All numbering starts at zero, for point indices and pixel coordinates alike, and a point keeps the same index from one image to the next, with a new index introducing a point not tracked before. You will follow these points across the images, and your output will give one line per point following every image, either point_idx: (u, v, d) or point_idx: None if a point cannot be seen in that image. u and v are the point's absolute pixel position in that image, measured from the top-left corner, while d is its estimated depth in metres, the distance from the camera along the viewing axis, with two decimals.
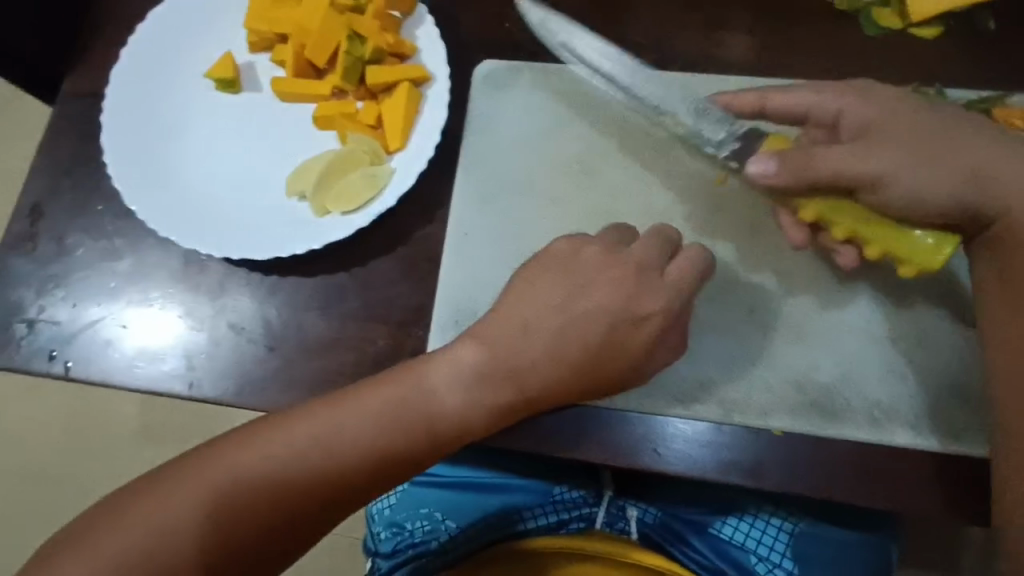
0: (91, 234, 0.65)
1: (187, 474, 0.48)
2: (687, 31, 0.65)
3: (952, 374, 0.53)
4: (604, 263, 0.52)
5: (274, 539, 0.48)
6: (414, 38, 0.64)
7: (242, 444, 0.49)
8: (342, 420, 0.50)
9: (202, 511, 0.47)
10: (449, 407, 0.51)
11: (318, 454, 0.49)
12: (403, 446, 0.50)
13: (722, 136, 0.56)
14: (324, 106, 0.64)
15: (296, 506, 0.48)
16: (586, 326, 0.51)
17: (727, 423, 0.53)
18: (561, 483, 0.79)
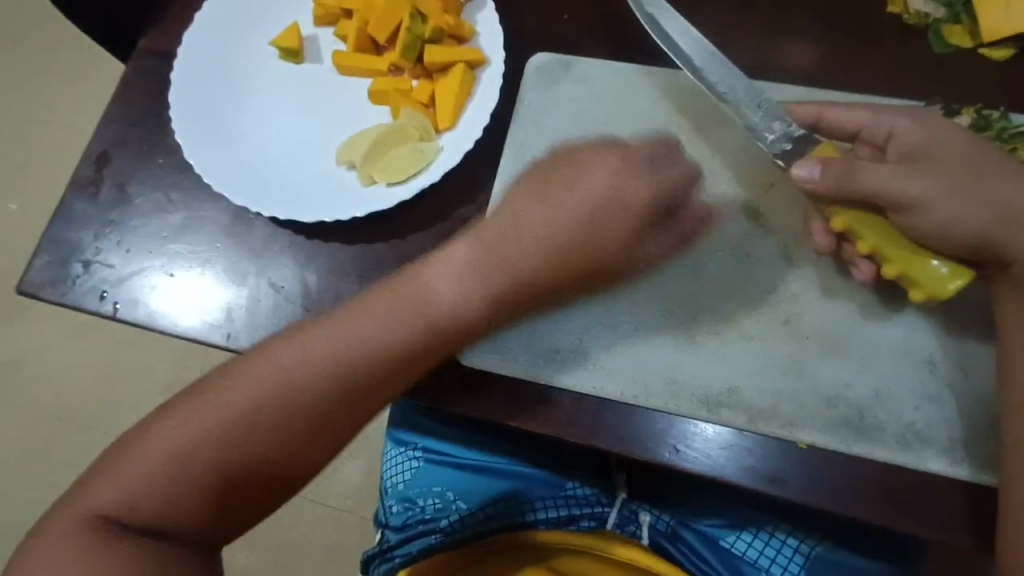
0: (150, 185, 0.68)
1: (207, 394, 0.51)
2: (750, 35, 0.65)
3: (993, 404, 0.51)
4: (592, 176, 0.54)
5: (292, 445, 0.51)
6: (474, 22, 0.66)
7: (254, 361, 0.52)
8: (347, 328, 0.51)
9: (220, 423, 0.50)
10: (449, 301, 0.52)
11: (329, 364, 0.51)
12: (405, 346, 0.52)
13: (776, 136, 0.56)
14: (379, 81, 0.65)
15: (310, 412, 0.51)
16: (583, 208, 0.54)
17: (751, 430, 0.52)
18: (574, 478, 0.81)
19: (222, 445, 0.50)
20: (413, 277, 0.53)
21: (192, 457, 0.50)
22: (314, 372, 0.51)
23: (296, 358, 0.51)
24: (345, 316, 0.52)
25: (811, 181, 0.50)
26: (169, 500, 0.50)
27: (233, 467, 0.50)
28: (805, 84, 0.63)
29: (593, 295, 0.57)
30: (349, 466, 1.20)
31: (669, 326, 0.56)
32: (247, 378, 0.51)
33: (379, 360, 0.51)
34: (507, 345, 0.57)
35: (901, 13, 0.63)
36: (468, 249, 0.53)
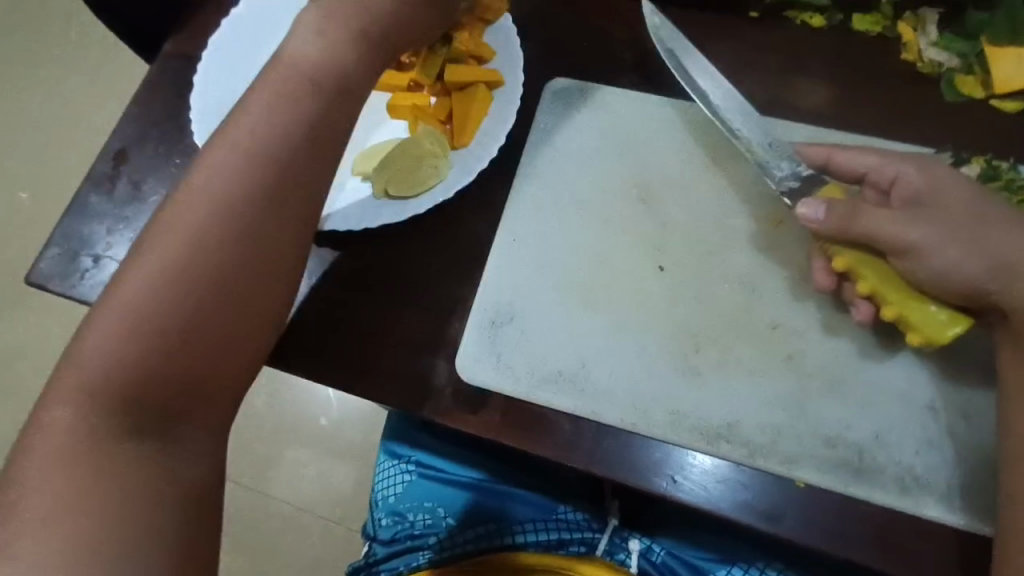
0: (165, 184, 0.69)
1: (130, 273, 0.47)
2: (764, 73, 0.66)
3: (993, 455, 0.51)
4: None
5: (217, 292, 0.47)
6: (495, 43, 0.66)
7: (163, 220, 0.48)
8: (236, 151, 0.50)
9: (154, 289, 0.46)
10: (312, 58, 0.52)
11: (226, 200, 0.48)
12: (305, 112, 0.51)
13: (786, 173, 0.57)
14: (398, 96, 0.66)
15: (222, 250, 0.48)
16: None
17: (750, 465, 0.52)
18: (567, 503, 0.81)
19: (165, 308, 0.46)
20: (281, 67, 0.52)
21: (139, 331, 0.46)
22: (232, 195, 0.48)
23: (200, 192, 0.48)
24: (222, 142, 0.50)
25: (815, 221, 0.52)
26: (131, 389, 0.45)
27: (169, 348, 0.46)
28: (816, 124, 0.63)
29: (598, 321, 0.58)
30: (338, 477, 1.19)
31: (671, 355, 0.56)
32: (165, 238, 0.48)
33: (298, 151, 0.51)
34: (510, 366, 0.57)
35: (915, 61, 0.64)
36: (318, 15, 0.53)
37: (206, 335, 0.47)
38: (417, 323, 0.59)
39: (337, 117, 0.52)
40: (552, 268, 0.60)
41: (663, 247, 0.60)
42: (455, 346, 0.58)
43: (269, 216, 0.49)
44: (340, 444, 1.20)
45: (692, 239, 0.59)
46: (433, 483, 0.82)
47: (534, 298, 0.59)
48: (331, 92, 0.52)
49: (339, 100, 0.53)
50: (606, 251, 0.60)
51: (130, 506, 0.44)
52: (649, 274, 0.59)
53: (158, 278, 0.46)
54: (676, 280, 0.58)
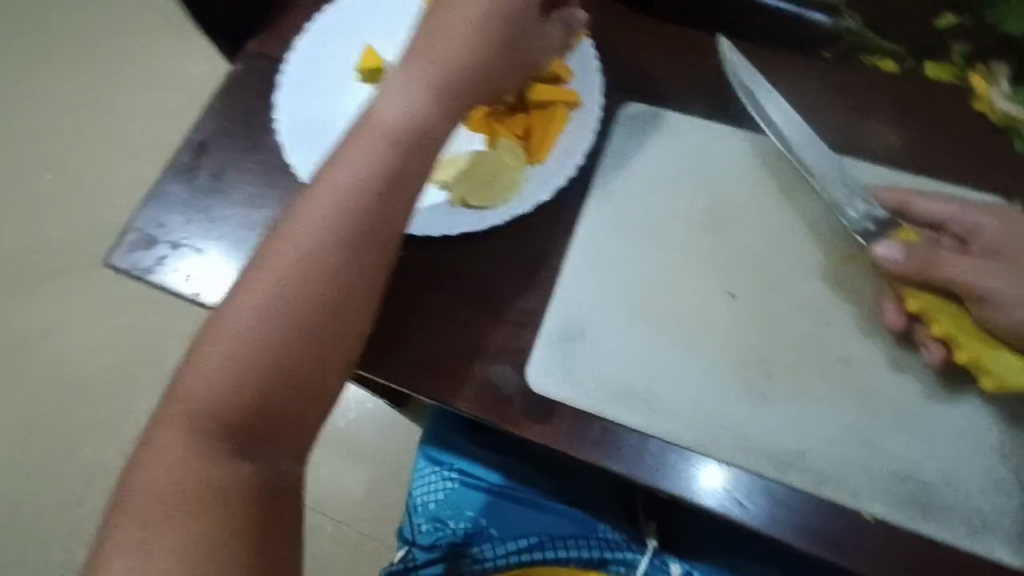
0: (243, 179, 0.70)
1: (230, 313, 0.49)
2: (837, 112, 0.67)
3: None
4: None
5: (313, 342, 0.49)
6: (573, 63, 0.67)
7: (263, 261, 0.50)
8: (333, 198, 0.52)
9: (255, 331, 0.48)
10: (401, 113, 0.54)
11: (319, 254, 0.50)
12: (397, 165, 0.53)
13: (860, 213, 0.58)
14: (477, 110, 0.67)
15: (316, 302, 0.50)
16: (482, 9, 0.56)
17: (818, 495, 0.53)
18: (606, 521, 0.82)
19: (263, 361, 0.48)
20: (374, 119, 0.54)
21: (240, 372, 0.47)
22: (329, 241, 0.51)
23: (299, 238, 0.50)
24: (317, 192, 0.52)
25: (892, 260, 0.52)
26: (231, 437, 0.47)
27: (268, 399, 0.48)
28: (887, 166, 0.65)
29: (669, 342, 0.59)
30: (348, 480, 1.24)
31: (742, 381, 0.57)
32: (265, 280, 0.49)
33: (390, 200, 0.53)
34: (581, 380, 0.58)
35: (986, 112, 0.65)
36: (407, 73, 0.55)
37: (302, 374, 0.49)
38: (490, 332, 0.60)
39: (422, 168, 0.55)
40: (625, 289, 0.61)
41: (736, 274, 0.61)
42: (526, 359, 0.59)
43: (361, 261, 0.51)
44: (357, 448, 1.25)
45: (764, 270, 0.61)
46: (476, 492, 0.82)
47: (605, 316, 0.60)
48: (418, 143, 0.54)
49: (426, 152, 0.55)
50: (678, 277, 0.61)
51: (234, 525, 0.46)
52: (721, 300, 0.60)
53: (257, 332, 0.48)
54: (748, 306, 0.59)
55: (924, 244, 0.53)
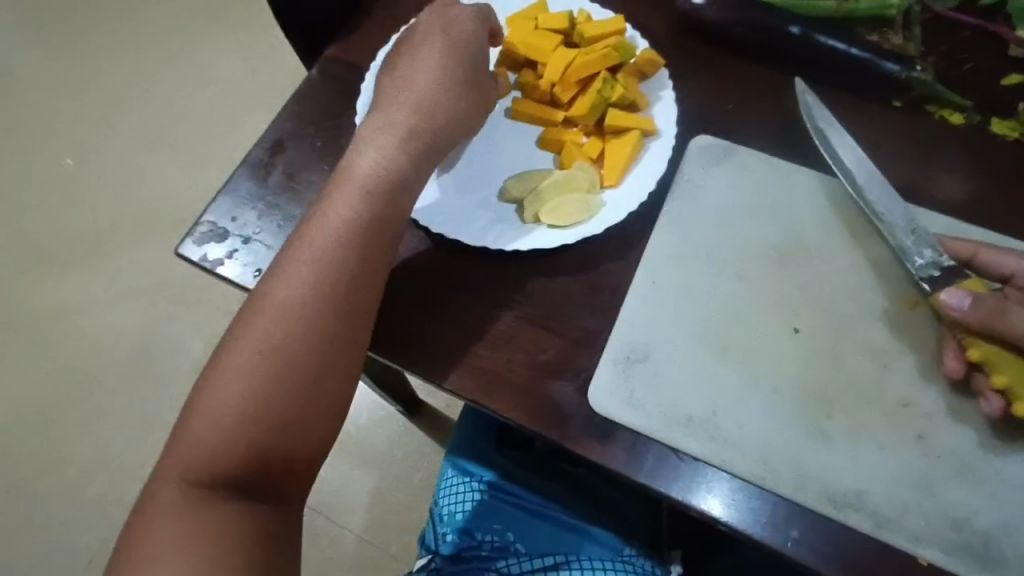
0: (316, 180, 0.72)
1: (222, 369, 0.54)
2: (899, 162, 0.69)
3: None
4: (426, 52, 0.67)
5: (299, 387, 0.54)
6: (652, 96, 0.70)
7: (249, 318, 0.56)
8: (312, 256, 0.57)
9: (245, 384, 0.53)
10: (374, 162, 0.61)
11: (303, 309, 0.55)
12: (365, 218, 0.59)
13: (924, 262, 0.59)
14: (553, 130, 0.70)
15: (300, 352, 0.55)
16: (423, 85, 0.65)
17: (874, 536, 0.53)
18: (632, 545, 0.81)
19: (253, 407, 0.53)
20: (344, 181, 0.60)
21: (236, 418, 0.53)
22: (309, 296, 0.56)
23: (284, 294, 0.56)
24: (301, 248, 0.58)
25: (958, 311, 0.52)
26: (228, 476, 0.53)
27: (259, 441, 0.53)
28: (950, 216, 0.66)
29: (732, 372, 0.60)
30: (358, 483, 1.25)
31: (802, 417, 0.57)
32: (252, 335, 0.55)
33: (362, 251, 0.58)
34: (643, 403, 0.59)
35: None
36: (381, 121, 0.63)
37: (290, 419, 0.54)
38: (554, 348, 0.61)
39: (394, 215, 0.60)
40: (689, 317, 0.62)
41: (798, 311, 0.62)
42: (585, 378, 0.60)
43: (341, 311, 0.56)
44: (370, 453, 1.26)
45: (826, 309, 0.62)
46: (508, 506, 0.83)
47: (668, 342, 0.61)
48: (387, 187, 0.60)
49: (396, 201, 0.61)
50: (741, 311, 0.62)
51: (243, 558, 0.51)
52: (783, 335, 0.61)
53: (248, 382, 0.53)
54: (809, 343, 0.60)
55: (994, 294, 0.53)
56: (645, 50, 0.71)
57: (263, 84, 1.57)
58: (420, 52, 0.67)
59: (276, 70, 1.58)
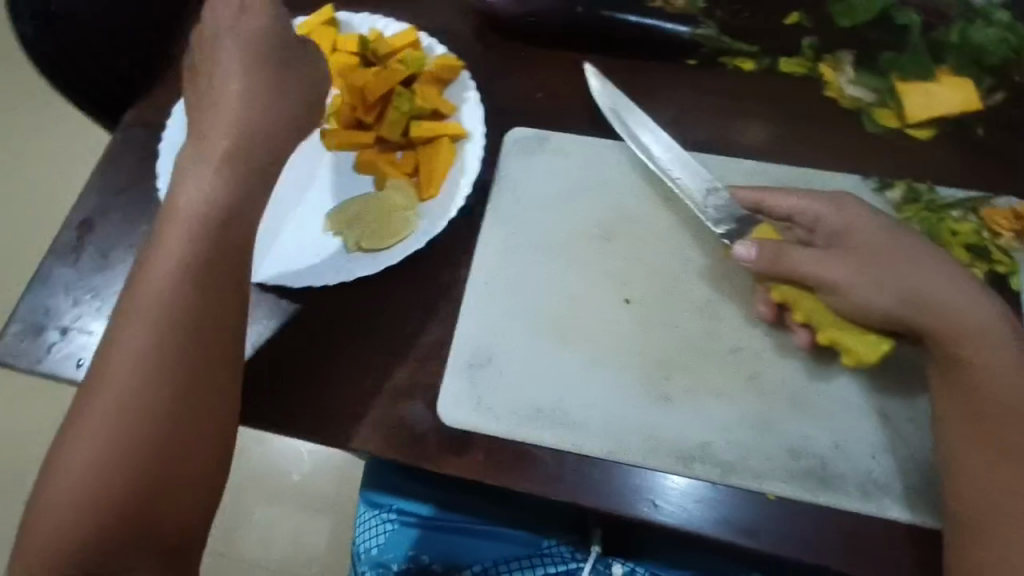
0: (135, 252, 0.69)
1: (63, 451, 0.48)
2: (703, 114, 0.70)
3: (928, 457, 0.55)
4: (237, 49, 0.58)
5: (160, 448, 0.48)
6: (456, 100, 0.70)
7: (97, 378, 0.50)
8: (149, 307, 0.51)
9: (90, 462, 0.48)
10: (200, 191, 0.54)
11: (152, 362, 0.50)
12: (201, 253, 0.53)
13: (722, 215, 0.62)
14: (365, 154, 0.69)
15: (156, 409, 0.49)
16: (241, 88, 0.57)
17: (724, 483, 0.55)
18: (550, 535, 0.80)
19: (111, 478, 0.47)
20: (169, 216, 0.54)
21: (94, 492, 0.47)
22: (150, 351, 0.50)
23: (129, 348, 0.50)
24: (139, 295, 0.52)
25: (748, 259, 0.56)
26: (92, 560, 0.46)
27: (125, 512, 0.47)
28: (757, 158, 0.68)
29: (572, 356, 0.60)
30: (312, 532, 1.17)
31: (643, 384, 0.59)
32: (101, 395, 0.49)
33: (209, 288, 0.52)
34: (491, 406, 0.59)
35: (837, 97, 0.70)
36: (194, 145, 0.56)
37: (150, 490, 0.48)
38: (399, 370, 0.61)
39: (235, 246, 0.54)
40: (525, 310, 0.63)
41: (627, 280, 0.63)
42: (433, 394, 0.60)
43: (191, 361, 0.51)
44: (313, 495, 1.18)
45: (653, 274, 0.63)
46: (421, 531, 0.80)
47: (509, 340, 0.62)
48: (219, 217, 0.54)
49: (235, 228, 0.55)
50: (573, 292, 0.63)
51: None
52: (616, 308, 0.62)
53: (101, 449, 0.48)
54: (641, 310, 0.62)
55: (779, 240, 0.57)
56: (442, 57, 0.71)
57: (70, 122, 1.34)
58: (229, 50, 0.58)
59: (75, 113, 1.34)
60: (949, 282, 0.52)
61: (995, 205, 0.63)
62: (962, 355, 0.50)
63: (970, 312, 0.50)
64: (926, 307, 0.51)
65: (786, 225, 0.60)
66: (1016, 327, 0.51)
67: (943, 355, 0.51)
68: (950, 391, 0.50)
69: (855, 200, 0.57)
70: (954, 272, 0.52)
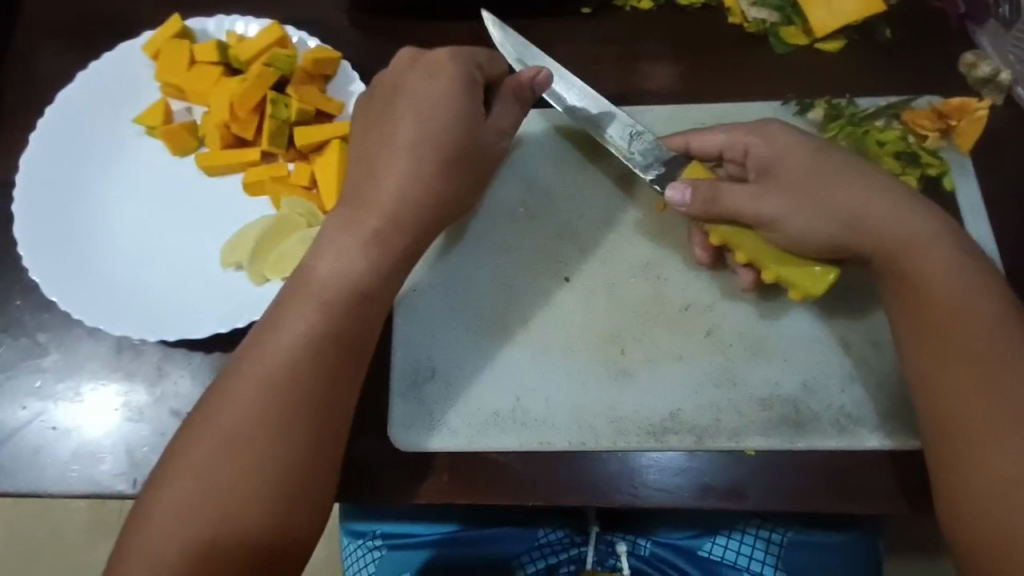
0: (11, 332, 0.60)
1: (133, 539, 0.42)
2: (607, 64, 0.66)
3: (893, 378, 0.54)
4: (437, 88, 0.49)
5: (272, 495, 0.43)
6: (342, 96, 0.63)
7: (207, 408, 0.45)
8: (278, 345, 0.45)
9: (163, 554, 0.41)
10: (347, 252, 0.46)
11: (264, 405, 0.44)
12: (339, 295, 0.46)
13: (649, 159, 0.57)
14: (253, 172, 0.62)
15: (273, 454, 0.43)
16: (427, 112, 0.48)
17: (700, 449, 0.53)
18: (543, 523, 0.65)
19: (216, 520, 0.42)
20: (297, 286, 0.46)
21: (196, 535, 0.42)
22: (256, 406, 0.44)
23: (243, 387, 0.44)
24: (276, 330, 0.45)
25: (682, 204, 0.52)
26: None
27: (223, 561, 0.42)
28: (674, 103, 0.64)
29: (521, 349, 0.56)
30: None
31: (599, 364, 0.55)
32: (209, 429, 0.44)
33: (342, 330, 0.46)
34: (445, 421, 0.54)
35: (741, 23, 0.66)
36: (352, 202, 0.48)
37: (257, 547, 0.42)
38: None
39: (372, 294, 0.47)
40: (462, 310, 0.58)
41: (564, 257, 0.59)
42: (380, 421, 0.54)
43: (297, 417, 0.44)
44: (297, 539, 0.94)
45: (590, 245, 0.59)
46: (412, 551, 0.64)
47: (449, 347, 0.57)
48: (362, 270, 0.46)
49: (370, 277, 0.47)
50: (509, 281, 0.58)
51: None
52: (556, 289, 0.58)
53: (204, 489, 0.42)
54: (583, 287, 0.58)
55: (710, 178, 0.53)
56: (316, 48, 0.63)
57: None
58: (428, 93, 0.49)
59: None
60: (889, 198, 0.49)
61: (916, 107, 0.61)
62: (910, 271, 0.48)
63: (911, 224, 0.48)
64: (867, 228, 0.49)
65: (715, 163, 0.57)
66: (959, 232, 0.49)
67: (892, 273, 0.49)
68: (908, 309, 0.48)
69: (781, 128, 0.53)
70: (890, 186, 0.50)
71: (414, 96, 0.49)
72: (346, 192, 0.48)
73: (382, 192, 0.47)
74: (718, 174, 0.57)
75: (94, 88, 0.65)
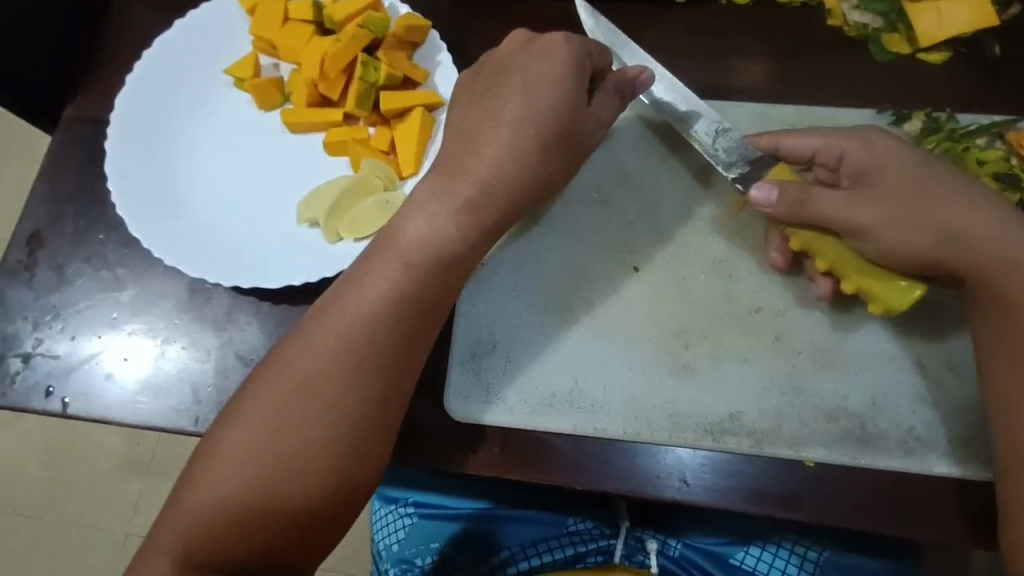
0: (92, 264, 0.62)
1: (202, 469, 0.44)
2: (697, 56, 0.64)
3: (969, 407, 0.52)
4: (542, 68, 0.48)
5: (339, 446, 0.44)
6: (428, 65, 0.64)
7: (281, 355, 0.46)
8: (355, 301, 0.46)
9: (233, 486, 0.43)
10: (431, 220, 0.47)
11: (339, 358, 0.44)
12: (421, 259, 0.46)
13: (733, 157, 0.56)
14: (335, 132, 0.63)
15: (343, 406, 0.44)
16: (532, 93, 0.48)
17: (758, 454, 0.52)
18: (573, 511, 0.65)
19: (284, 462, 0.43)
20: (381, 247, 0.47)
21: (264, 475, 0.43)
22: (330, 359, 0.44)
23: (319, 339, 0.45)
24: (356, 288, 0.46)
25: (766, 204, 0.50)
26: (241, 537, 0.43)
27: (288, 502, 0.43)
28: (763, 101, 0.63)
29: (584, 334, 0.56)
30: None
31: (662, 357, 0.55)
32: (282, 376, 0.45)
33: (420, 294, 0.46)
34: (502, 396, 0.55)
35: (841, 25, 0.64)
36: (443, 172, 0.48)
37: (321, 493, 0.44)
38: None
39: (453, 264, 0.47)
40: (527, 290, 0.58)
41: (636, 247, 0.58)
42: (440, 391, 0.55)
43: (370, 374, 0.45)
44: None
45: (665, 238, 0.58)
46: (444, 522, 0.64)
47: (512, 324, 0.57)
48: (446, 238, 0.47)
49: (453, 247, 0.47)
50: (578, 265, 0.58)
51: None
52: (624, 278, 0.57)
53: (274, 432, 0.43)
54: (653, 279, 0.57)
55: (797, 181, 0.52)
56: (408, 15, 0.63)
57: (19, 121, 1.16)
58: (536, 73, 0.49)
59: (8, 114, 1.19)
60: (995, 222, 0.47)
61: (1020, 128, 0.59)
62: (1011, 301, 0.46)
63: (1015, 252, 0.46)
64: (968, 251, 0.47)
65: (804, 167, 0.55)
66: None
67: (989, 299, 0.47)
68: (1005, 339, 0.46)
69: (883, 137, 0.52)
70: (998, 210, 0.48)
71: (521, 74, 0.49)
72: (439, 163, 0.49)
73: (474, 165, 0.47)
74: (807, 178, 0.55)
75: (190, 37, 0.67)
